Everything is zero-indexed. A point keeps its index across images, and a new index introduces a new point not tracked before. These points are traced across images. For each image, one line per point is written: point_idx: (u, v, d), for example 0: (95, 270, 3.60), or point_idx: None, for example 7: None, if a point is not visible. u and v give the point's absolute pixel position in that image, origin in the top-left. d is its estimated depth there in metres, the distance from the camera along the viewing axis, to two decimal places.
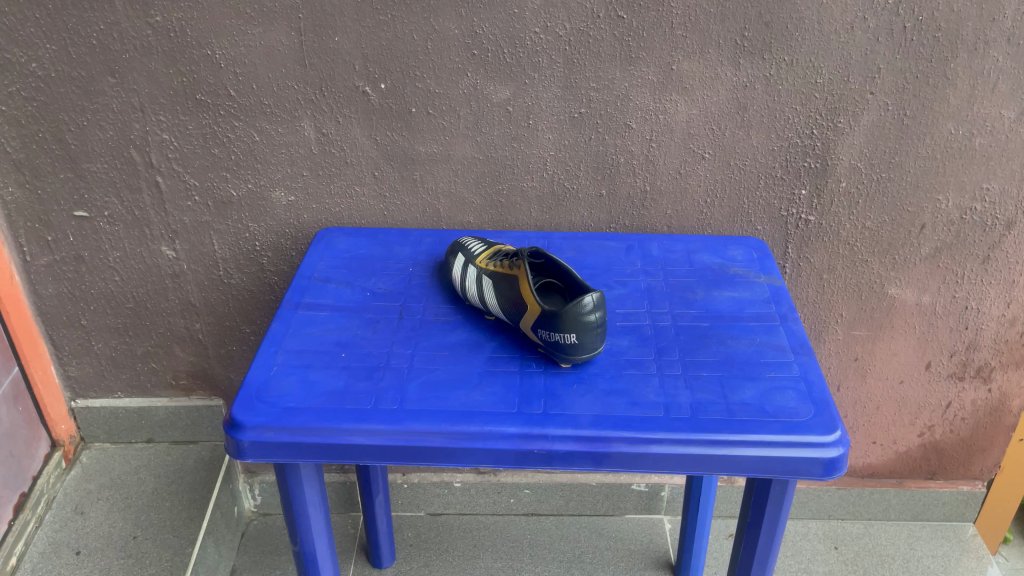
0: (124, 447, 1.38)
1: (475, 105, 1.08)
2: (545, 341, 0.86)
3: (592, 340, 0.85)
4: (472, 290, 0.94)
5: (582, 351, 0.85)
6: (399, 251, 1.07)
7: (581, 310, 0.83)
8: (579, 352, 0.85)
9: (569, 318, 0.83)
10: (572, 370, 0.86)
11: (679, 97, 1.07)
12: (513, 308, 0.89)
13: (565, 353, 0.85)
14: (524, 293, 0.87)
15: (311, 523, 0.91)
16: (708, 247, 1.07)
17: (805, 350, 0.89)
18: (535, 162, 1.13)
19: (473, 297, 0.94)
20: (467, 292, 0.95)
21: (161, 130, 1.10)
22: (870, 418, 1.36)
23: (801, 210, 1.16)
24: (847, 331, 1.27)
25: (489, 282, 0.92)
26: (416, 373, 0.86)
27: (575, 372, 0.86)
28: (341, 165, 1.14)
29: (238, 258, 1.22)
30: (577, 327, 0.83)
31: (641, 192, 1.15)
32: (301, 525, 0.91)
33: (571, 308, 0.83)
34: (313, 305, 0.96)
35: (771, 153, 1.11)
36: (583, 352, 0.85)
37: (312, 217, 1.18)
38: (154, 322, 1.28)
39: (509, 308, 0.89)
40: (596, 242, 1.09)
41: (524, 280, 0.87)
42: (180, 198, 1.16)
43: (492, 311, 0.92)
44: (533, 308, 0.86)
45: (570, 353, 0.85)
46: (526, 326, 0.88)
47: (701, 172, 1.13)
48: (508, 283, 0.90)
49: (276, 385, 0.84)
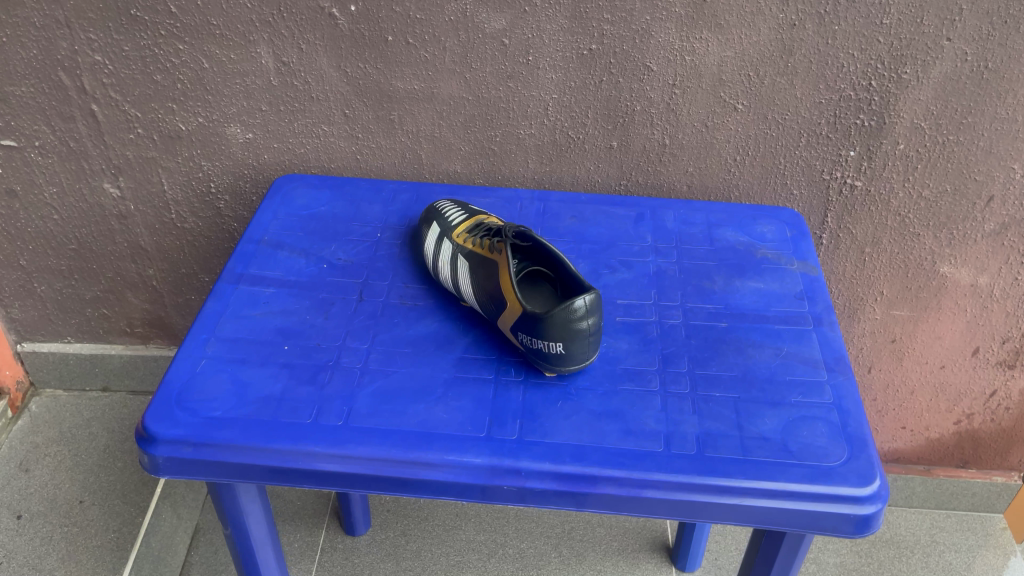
0: (78, 396, 1.26)
1: (465, 36, 0.90)
2: (524, 347, 0.71)
3: (582, 351, 0.70)
4: (444, 274, 0.79)
5: (570, 364, 0.70)
6: (367, 210, 0.90)
7: (569, 316, 0.68)
8: (565, 365, 0.70)
9: (555, 326, 0.68)
10: (556, 383, 0.72)
11: (712, 35, 0.88)
12: (489, 302, 0.74)
13: (548, 365, 0.70)
14: (505, 287, 0.72)
15: (243, 508, 0.77)
16: (733, 220, 0.90)
17: (842, 367, 0.73)
18: (534, 105, 0.95)
19: (445, 281, 0.79)
20: (439, 275, 0.80)
21: (92, 50, 0.93)
22: (902, 403, 1.21)
23: (847, 173, 0.98)
24: (886, 310, 1.11)
25: (465, 266, 0.77)
26: (370, 377, 0.72)
27: (559, 386, 0.71)
28: (305, 100, 0.96)
29: (191, 200, 1.06)
30: (563, 337, 0.68)
31: (658, 145, 0.97)
32: (231, 510, 0.76)
33: (558, 314, 0.68)
34: (257, 279, 0.81)
35: (817, 107, 0.93)
36: (570, 364, 0.70)
37: (273, 157, 1.02)
38: (102, 266, 1.13)
39: (486, 300, 0.74)
40: (600, 208, 0.92)
41: (505, 272, 0.72)
42: (120, 129, 1.00)
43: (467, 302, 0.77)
44: (513, 308, 0.71)
45: (554, 366, 0.70)
46: (504, 328, 0.73)
47: (731, 125, 0.95)
48: (487, 271, 0.74)
49: (202, 386, 0.70)
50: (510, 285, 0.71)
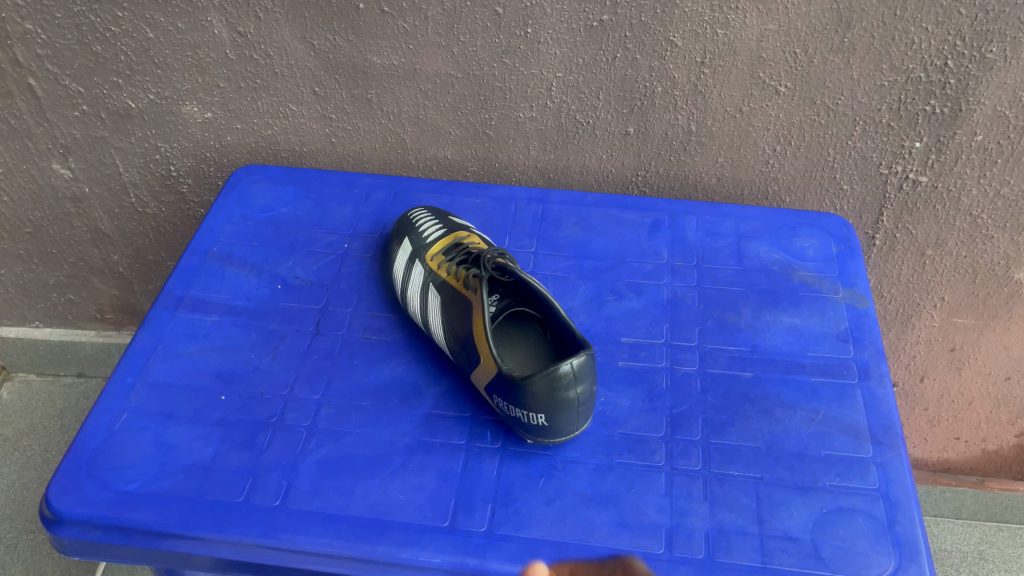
0: (51, 381, 1.17)
1: (449, 4, 0.74)
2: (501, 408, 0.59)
3: (570, 420, 0.57)
4: (413, 306, 0.66)
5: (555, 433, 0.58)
6: (335, 212, 0.77)
7: (553, 380, 0.55)
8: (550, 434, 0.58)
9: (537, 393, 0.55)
10: (540, 454, 0.59)
11: (750, 5, 0.71)
12: (463, 350, 0.61)
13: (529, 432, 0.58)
14: (478, 337, 0.59)
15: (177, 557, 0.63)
16: (769, 230, 0.75)
17: (891, 440, 0.60)
18: (535, 84, 0.80)
19: (416, 315, 0.66)
20: (408, 306, 0.67)
21: (20, 18, 0.79)
22: (957, 414, 1.07)
23: (909, 167, 0.81)
24: (946, 318, 0.95)
25: (437, 300, 0.64)
26: (317, 441, 0.60)
27: (543, 459, 0.59)
28: (269, 76, 0.82)
29: (151, 183, 0.94)
30: (546, 405, 0.56)
31: (683, 132, 0.82)
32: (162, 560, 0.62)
33: (539, 378, 0.55)
34: (198, 304, 0.69)
35: (878, 91, 0.76)
36: (556, 433, 0.58)
37: (237, 139, 0.89)
38: (62, 251, 1.02)
39: (458, 348, 0.62)
40: (608, 213, 0.77)
41: (479, 317, 0.59)
42: (64, 106, 0.87)
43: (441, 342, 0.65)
44: (488, 363, 0.58)
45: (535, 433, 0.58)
46: (480, 383, 0.60)
47: (772, 110, 0.79)
48: (461, 311, 0.61)
49: (119, 449, 0.59)
50: (484, 336, 0.58)
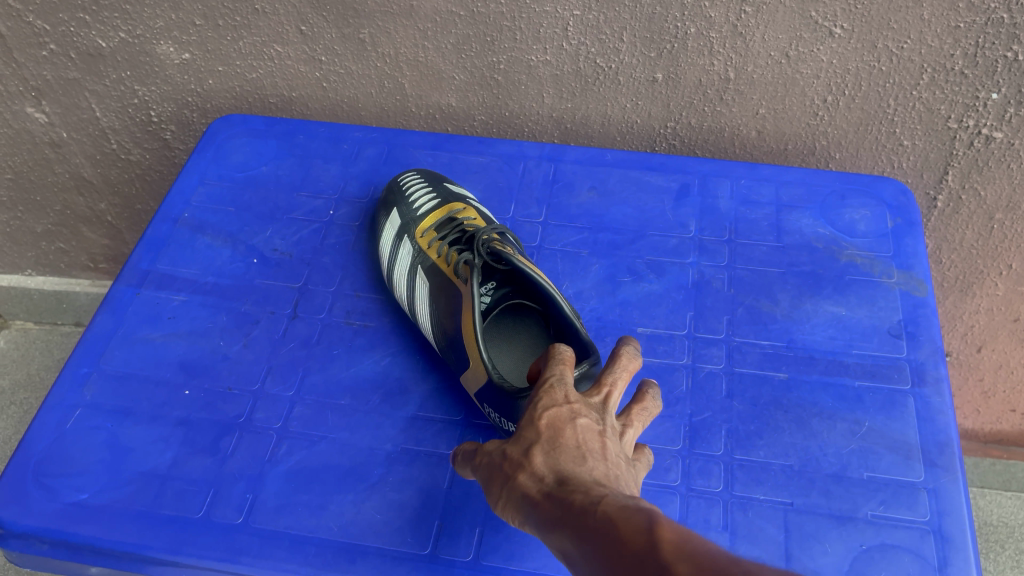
0: (50, 330, 1.13)
1: None
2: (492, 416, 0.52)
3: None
4: (401, 290, 0.58)
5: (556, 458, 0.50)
6: (321, 173, 0.69)
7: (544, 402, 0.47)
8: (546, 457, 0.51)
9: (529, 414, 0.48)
10: None
11: None
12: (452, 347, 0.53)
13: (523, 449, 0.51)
14: (467, 336, 0.51)
15: None
16: (814, 199, 0.65)
17: (947, 461, 0.51)
18: (548, 24, 0.69)
19: (403, 299, 0.58)
20: (395, 288, 0.59)
21: None
22: (1015, 386, 0.97)
23: (983, 121, 0.69)
24: (1012, 287, 0.83)
25: (425, 286, 0.56)
26: (288, 447, 0.54)
27: None
28: (249, 13, 0.73)
29: (131, 129, 0.86)
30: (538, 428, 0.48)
31: (719, 79, 0.71)
32: None
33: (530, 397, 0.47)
34: (165, 281, 0.62)
35: (951, 34, 0.64)
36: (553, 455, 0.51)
37: (220, 83, 0.80)
38: (47, 199, 0.96)
39: (446, 345, 0.54)
40: (629, 175, 0.68)
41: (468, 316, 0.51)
42: (29, 45, 0.78)
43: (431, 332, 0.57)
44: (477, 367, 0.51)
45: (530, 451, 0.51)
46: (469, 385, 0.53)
47: (824, 54, 0.68)
48: (450, 303, 0.53)
49: (69, 452, 0.53)
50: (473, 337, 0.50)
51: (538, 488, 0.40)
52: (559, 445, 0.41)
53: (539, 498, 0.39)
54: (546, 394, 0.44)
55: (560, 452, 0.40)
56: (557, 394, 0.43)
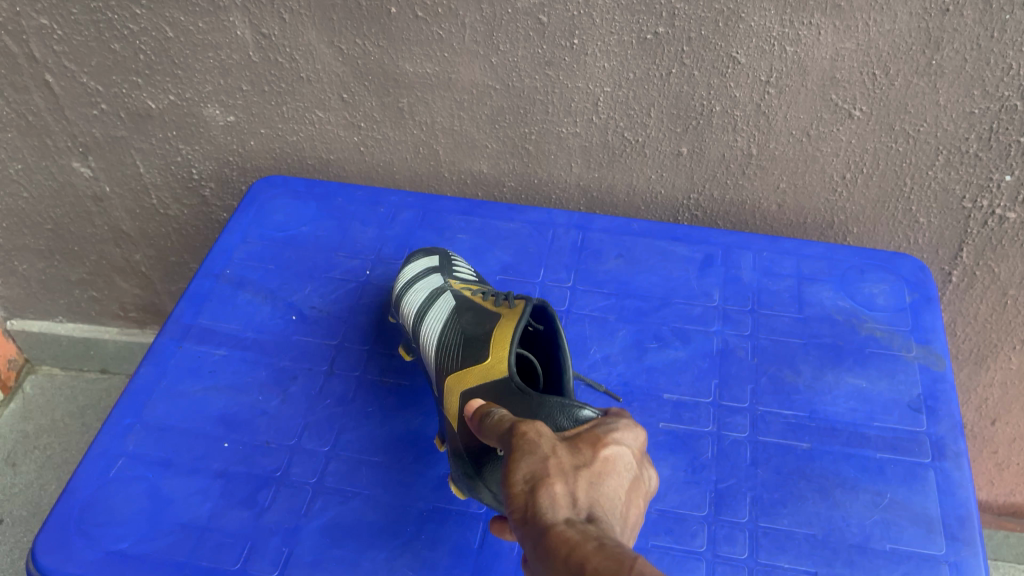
0: (75, 377, 1.15)
1: (489, 10, 0.67)
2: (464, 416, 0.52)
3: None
4: (413, 309, 0.62)
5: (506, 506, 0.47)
6: (359, 234, 0.72)
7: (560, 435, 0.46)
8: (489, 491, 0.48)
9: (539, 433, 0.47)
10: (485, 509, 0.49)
11: (826, 21, 0.63)
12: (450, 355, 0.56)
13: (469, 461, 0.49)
14: (495, 340, 0.54)
15: None
16: (835, 272, 0.68)
17: (968, 536, 0.52)
18: (579, 99, 0.73)
19: (410, 319, 0.62)
20: (406, 310, 0.62)
21: (35, 12, 0.74)
22: None
23: (997, 202, 0.72)
24: None
25: (450, 309, 0.60)
26: (322, 503, 0.55)
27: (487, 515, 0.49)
28: (294, 81, 0.76)
29: (172, 186, 0.89)
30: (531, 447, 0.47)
31: (742, 154, 0.74)
32: None
33: (554, 414, 0.47)
34: (207, 335, 0.64)
35: (966, 119, 0.67)
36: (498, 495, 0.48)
37: (261, 144, 0.83)
38: (84, 249, 0.99)
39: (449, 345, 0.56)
40: (655, 244, 0.71)
41: (507, 324, 0.55)
42: (81, 104, 0.82)
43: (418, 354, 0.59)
44: (492, 365, 0.53)
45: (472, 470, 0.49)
46: (454, 390, 0.54)
47: (843, 135, 0.71)
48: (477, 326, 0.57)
49: (111, 502, 0.55)
50: (507, 337, 0.53)
51: (568, 509, 0.40)
52: (603, 484, 0.41)
53: (570, 517, 0.39)
54: (616, 432, 0.44)
55: (603, 493, 0.41)
56: (627, 439, 0.44)
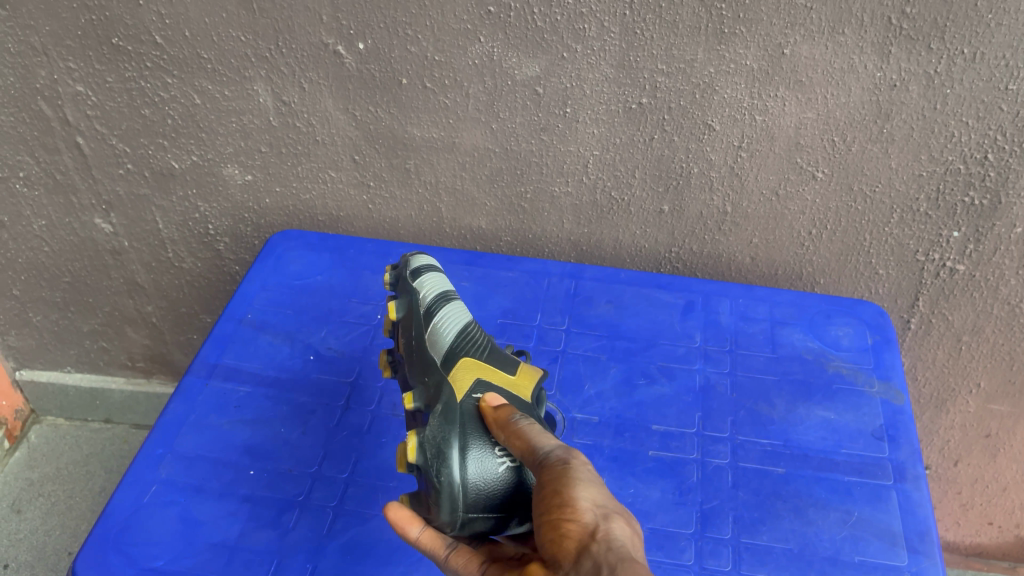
0: (80, 427, 1.19)
1: (491, 82, 0.75)
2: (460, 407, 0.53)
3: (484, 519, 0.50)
4: (432, 291, 0.61)
5: (455, 507, 0.49)
6: (370, 283, 0.78)
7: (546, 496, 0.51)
8: (445, 486, 0.49)
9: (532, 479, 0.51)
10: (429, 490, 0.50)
11: (790, 94, 0.71)
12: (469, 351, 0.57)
13: (444, 448, 0.50)
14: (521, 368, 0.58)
15: None
16: (803, 317, 0.75)
17: (927, 548, 0.58)
18: (571, 161, 0.80)
19: (424, 294, 0.60)
20: (420, 288, 0.61)
21: (73, 80, 0.82)
22: (991, 499, 1.05)
23: (947, 255, 0.80)
24: (981, 404, 0.94)
25: (471, 317, 0.61)
26: (343, 523, 0.60)
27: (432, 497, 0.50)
28: (309, 144, 0.84)
29: (189, 240, 0.95)
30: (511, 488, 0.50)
31: (718, 212, 0.82)
32: None
33: None
34: (231, 373, 0.70)
35: (916, 180, 0.75)
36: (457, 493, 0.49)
37: (275, 202, 0.90)
38: (98, 301, 1.04)
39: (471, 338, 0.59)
40: (641, 291, 0.78)
41: (537, 368, 0.60)
42: (108, 164, 0.89)
43: (415, 327, 0.58)
44: (518, 385, 0.57)
45: (444, 457, 0.50)
46: (470, 372, 0.55)
47: (808, 195, 0.79)
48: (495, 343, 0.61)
49: (146, 524, 0.59)
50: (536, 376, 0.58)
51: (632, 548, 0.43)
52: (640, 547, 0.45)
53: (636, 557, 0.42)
54: None
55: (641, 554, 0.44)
56: None
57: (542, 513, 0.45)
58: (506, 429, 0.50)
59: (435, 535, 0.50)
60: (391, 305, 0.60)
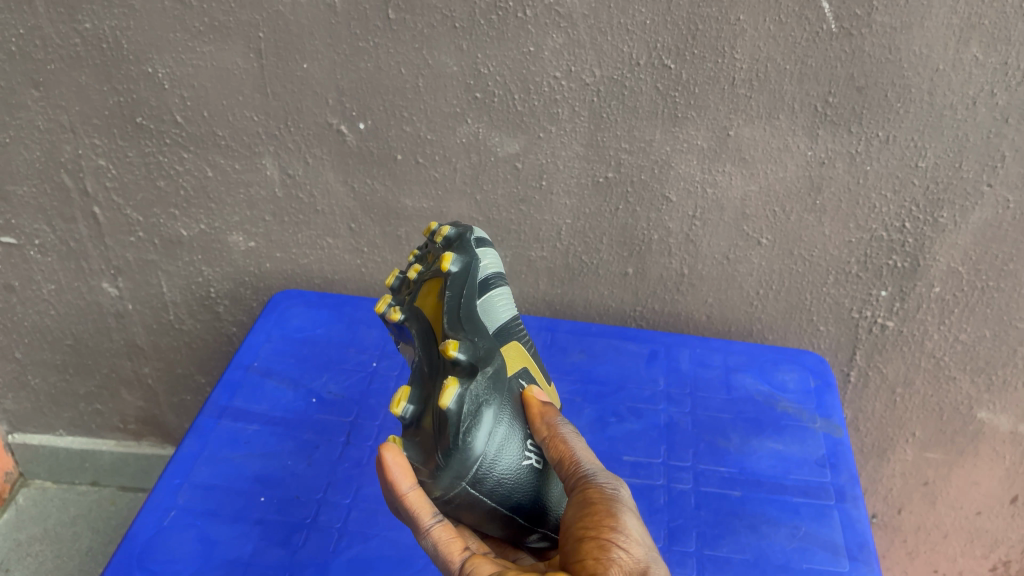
0: (67, 489, 1.23)
1: (476, 158, 0.86)
2: (506, 385, 0.52)
3: (474, 502, 0.50)
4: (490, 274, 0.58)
5: (461, 474, 0.48)
6: (365, 335, 0.87)
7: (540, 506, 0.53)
8: (466, 451, 0.48)
9: (538, 489, 0.52)
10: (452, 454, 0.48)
11: (735, 170, 0.83)
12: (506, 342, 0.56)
13: (482, 410, 0.49)
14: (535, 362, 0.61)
15: None
16: (753, 364, 0.85)
17: (865, 556, 0.66)
18: (546, 229, 0.90)
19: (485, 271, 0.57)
20: (479, 257, 0.57)
21: (96, 155, 0.90)
22: (934, 546, 1.14)
23: (877, 313, 0.91)
24: (918, 452, 1.03)
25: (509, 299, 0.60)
26: (347, 541, 0.66)
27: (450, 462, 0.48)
28: (310, 213, 0.93)
29: (191, 303, 1.03)
30: (516, 488, 0.51)
31: (676, 274, 0.92)
32: None
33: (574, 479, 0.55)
34: (241, 414, 0.77)
35: (847, 246, 0.87)
36: (470, 463, 0.48)
37: (275, 266, 0.99)
38: (97, 363, 1.10)
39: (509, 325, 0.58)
40: (611, 342, 0.87)
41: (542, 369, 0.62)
42: (121, 232, 0.96)
43: (469, 295, 0.55)
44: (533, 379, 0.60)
45: (481, 418, 0.48)
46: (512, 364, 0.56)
47: (755, 259, 0.90)
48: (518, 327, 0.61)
49: (166, 544, 0.65)
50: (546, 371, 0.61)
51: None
52: None
53: None
54: None
55: None
56: None
57: (586, 529, 0.46)
58: (552, 430, 0.52)
59: (423, 496, 0.49)
60: (451, 257, 0.55)
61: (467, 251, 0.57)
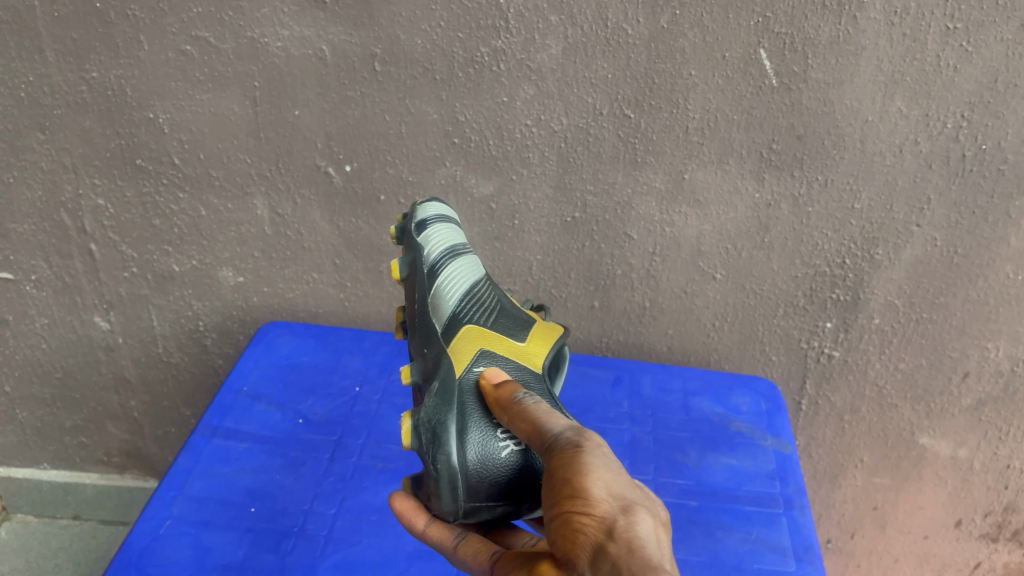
0: (48, 523, 1.25)
1: (454, 199, 0.93)
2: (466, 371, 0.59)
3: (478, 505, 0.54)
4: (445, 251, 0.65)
5: (454, 489, 0.52)
6: (348, 363, 0.93)
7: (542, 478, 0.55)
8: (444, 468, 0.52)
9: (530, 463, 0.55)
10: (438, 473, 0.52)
11: (691, 210, 0.91)
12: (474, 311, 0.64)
13: (440, 430, 0.53)
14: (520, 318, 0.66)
15: None
16: (709, 388, 0.92)
17: (811, 557, 0.72)
18: (518, 265, 0.97)
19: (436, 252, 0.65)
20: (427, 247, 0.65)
21: (95, 195, 0.95)
22: (886, 570, 1.20)
23: (824, 343, 0.98)
24: (867, 478, 1.10)
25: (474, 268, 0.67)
26: (333, 547, 0.71)
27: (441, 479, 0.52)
28: (297, 249, 0.99)
29: (179, 336, 1.08)
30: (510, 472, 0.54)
31: (638, 307, 1.00)
32: None
33: None
34: (232, 433, 0.82)
35: (794, 280, 0.94)
36: (459, 473, 0.53)
37: (262, 300, 1.04)
38: (85, 396, 1.14)
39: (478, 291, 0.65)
40: (578, 369, 0.93)
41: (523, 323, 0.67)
42: (116, 268, 1.02)
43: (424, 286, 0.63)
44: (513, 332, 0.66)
45: (440, 438, 0.53)
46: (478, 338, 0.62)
47: (710, 293, 0.97)
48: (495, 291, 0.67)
49: (162, 550, 0.69)
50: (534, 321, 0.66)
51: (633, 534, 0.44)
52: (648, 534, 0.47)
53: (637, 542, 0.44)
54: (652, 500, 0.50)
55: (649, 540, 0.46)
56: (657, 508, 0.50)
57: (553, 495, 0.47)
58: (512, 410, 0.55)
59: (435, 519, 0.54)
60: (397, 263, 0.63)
61: (413, 247, 0.65)
